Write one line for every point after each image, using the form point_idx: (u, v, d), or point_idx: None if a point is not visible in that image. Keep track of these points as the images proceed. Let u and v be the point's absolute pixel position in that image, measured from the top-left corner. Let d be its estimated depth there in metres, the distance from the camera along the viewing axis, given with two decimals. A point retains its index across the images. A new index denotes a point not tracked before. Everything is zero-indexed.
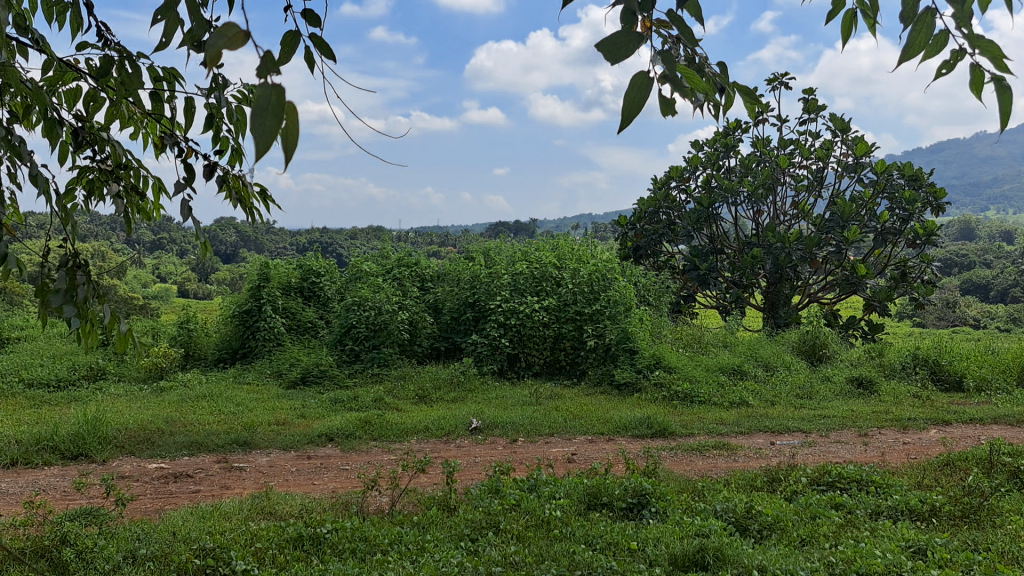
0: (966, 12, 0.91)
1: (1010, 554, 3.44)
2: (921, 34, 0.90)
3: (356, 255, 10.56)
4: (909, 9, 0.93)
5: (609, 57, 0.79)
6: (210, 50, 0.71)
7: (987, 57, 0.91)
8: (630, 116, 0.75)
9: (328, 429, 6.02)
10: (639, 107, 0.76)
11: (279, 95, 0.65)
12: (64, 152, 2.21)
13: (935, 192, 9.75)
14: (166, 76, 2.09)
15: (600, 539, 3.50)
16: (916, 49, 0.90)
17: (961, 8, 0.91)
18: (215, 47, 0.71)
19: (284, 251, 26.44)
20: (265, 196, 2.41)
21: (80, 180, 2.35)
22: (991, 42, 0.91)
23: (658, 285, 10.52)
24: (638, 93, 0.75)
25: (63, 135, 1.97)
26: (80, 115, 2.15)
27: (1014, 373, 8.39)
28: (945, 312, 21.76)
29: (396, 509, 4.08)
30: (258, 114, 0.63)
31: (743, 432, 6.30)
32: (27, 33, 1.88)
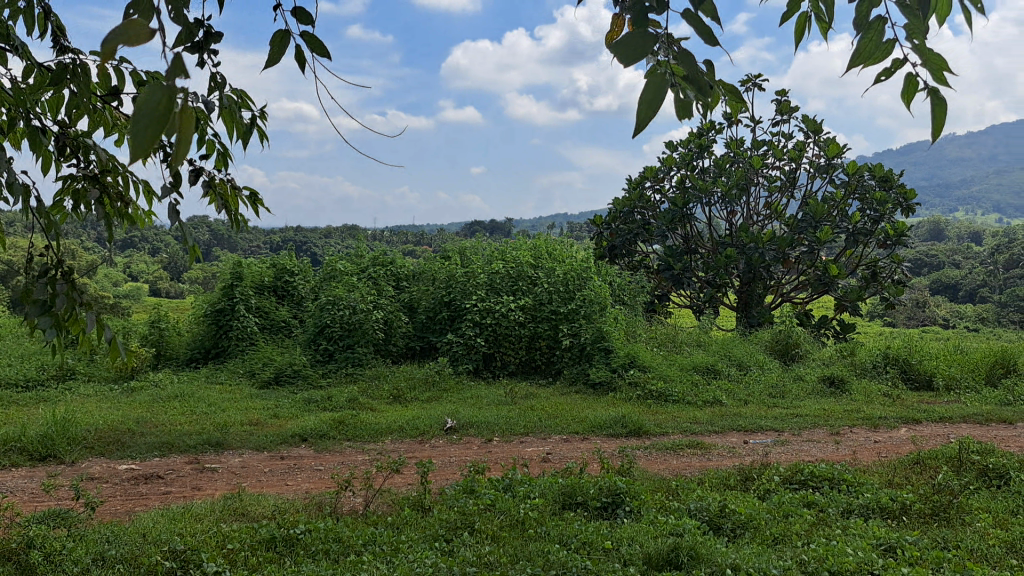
0: (921, 22, 0.91)
1: (979, 552, 3.48)
2: (871, 48, 0.90)
3: (331, 253, 10.50)
4: (861, 17, 0.93)
5: (622, 59, 0.77)
6: (105, 46, 0.68)
7: (928, 68, 0.91)
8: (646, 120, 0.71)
9: (301, 429, 5.98)
10: (655, 110, 0.72)
11: (168, 98, 0.63)
12: (46, 161, 2.19)
13: (905, 193, 9.87)
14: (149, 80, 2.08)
15: (575, 539, 3.51)
16: (863, 57, 0.90)
17: (915, 18, 0.91)
18: (111, 43, 0.68)
19: (258, 251, 26.26)
20: (251, 200, 2.39)
21: (66, 190, 2.33)
22: (937, 53, 0.90)
23: (633, 285, 10.56)
24: (654, 95, 0.71)
25: (46, 145, 1.95)
26: (61, 122, 2.12)
27: (982, 372, 8.51)
28: (916, 311, 22.01)
29: (370, 510, 4.05)
30: (137, 119, 0.61)
31: (717, 430, 6.33)
32: (8, 40, 1.85)
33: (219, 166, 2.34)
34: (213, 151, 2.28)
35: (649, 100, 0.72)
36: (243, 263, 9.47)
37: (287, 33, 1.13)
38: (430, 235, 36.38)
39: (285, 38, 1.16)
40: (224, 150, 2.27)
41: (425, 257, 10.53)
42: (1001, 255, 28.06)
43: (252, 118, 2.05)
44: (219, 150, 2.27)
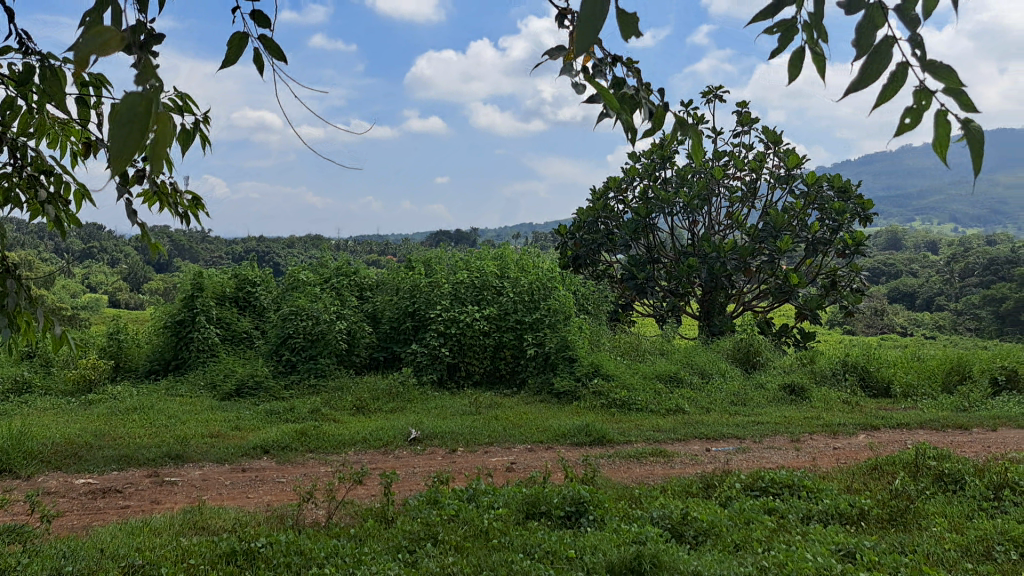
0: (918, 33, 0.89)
1: (935, 556, 3.56)
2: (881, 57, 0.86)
3: (294, 263, 10.43)
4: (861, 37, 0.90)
5: None
6: (84, 51, 0.68)
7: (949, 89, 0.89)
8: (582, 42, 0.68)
9: (263, 441, 5.93)
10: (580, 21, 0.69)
11: (146, 103, 0.62)
12: None
13: (863, 203, 10.06)
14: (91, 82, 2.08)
15: (539, 548, 3.53)
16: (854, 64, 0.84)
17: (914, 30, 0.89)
18: (89, 49, 0.68)
19: (220, 261, 26.03)
20: (194, 202, 2.39)
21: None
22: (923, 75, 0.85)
23: (596, 295, 10.64)
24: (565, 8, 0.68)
25: None
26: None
27: (938, 380, 8.68)
28: (874, 319, 22.45)
29: (332, 522, 4.03)
30: (121, 128, 0.60)
31: (680, 438, 6.39)
32: None
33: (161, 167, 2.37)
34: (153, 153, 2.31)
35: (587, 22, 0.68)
36: (204, 274, 9.38)
37: (243, 35, 1.18)
38: (395, 245, 36.39)
39: (241, 41, 1.19)
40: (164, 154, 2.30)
41: (389, 266, 10.51)
42: (956, 265, 28.75)
43: (195, 121, 2.08)
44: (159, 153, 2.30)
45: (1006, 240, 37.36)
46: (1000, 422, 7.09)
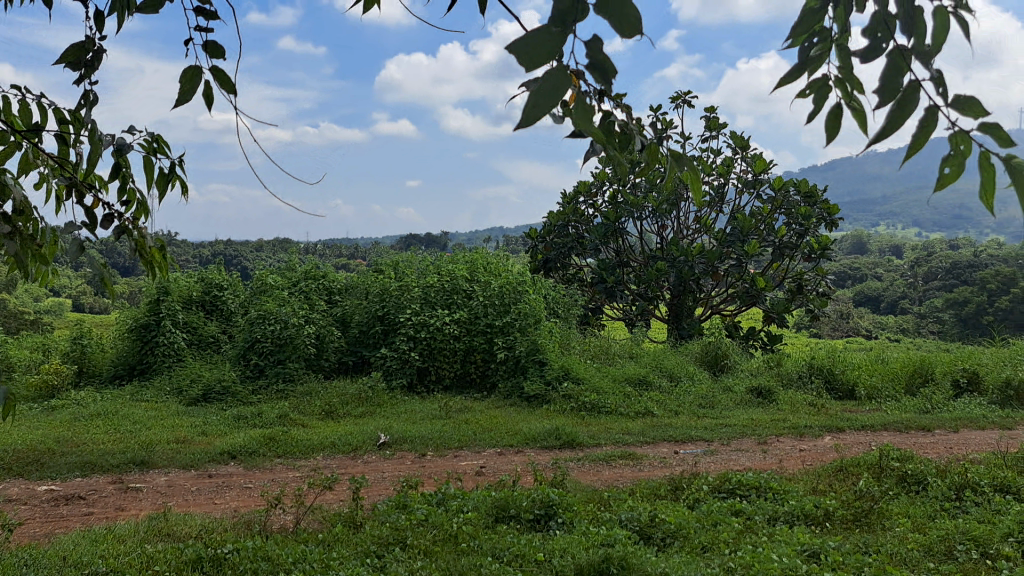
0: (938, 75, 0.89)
1: (899, 556, 3.61)
2: (907, 105, 0.84)
3: (261, 267, 10.34)
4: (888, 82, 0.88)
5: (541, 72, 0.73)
6: None
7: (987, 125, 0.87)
8: (532, 118, 0.72)
9: (230, 447, 5.88)
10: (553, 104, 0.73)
11: None
12: None
13: (829, 208, 10.20)
14: (70, 118, 2.12)
15: (507, 552, 3.53)
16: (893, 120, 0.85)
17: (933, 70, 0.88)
18: None
19: (187, 265, 25.77)
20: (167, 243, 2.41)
21: None
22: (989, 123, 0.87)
23: (566, 299, 10.69)
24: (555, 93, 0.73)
25: None
26: None
27: (902, 382, 8.81)
28: (840, 322, 22.76)
29: (300, 527, 4.01)
30: None
31: (648, 441, 6.44)
32: None
33: (137, 213, 2.39)
34: (131, 198, 2.33)
35: (538, 105, 0.72)
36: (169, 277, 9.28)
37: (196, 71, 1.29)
38: (366, 248, 36.25)
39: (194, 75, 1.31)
40: (142, 201, 2.32)
41: (357, 270, 10.46)
42: (919, 269, 29.25)
43: (171, 164, 2.12)
44: (137, 199, 2.32)
45: (967, 245, 38.01)
46: (961, 423, 7.22)
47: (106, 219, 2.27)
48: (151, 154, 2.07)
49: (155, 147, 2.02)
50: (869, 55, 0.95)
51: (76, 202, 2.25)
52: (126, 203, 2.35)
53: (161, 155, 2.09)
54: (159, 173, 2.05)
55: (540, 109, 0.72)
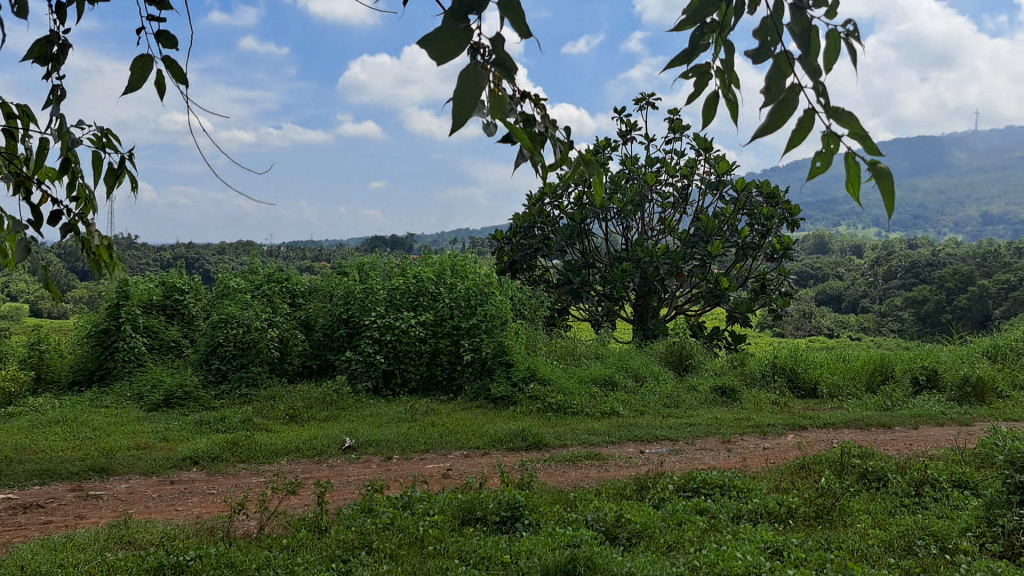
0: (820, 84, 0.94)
1: (863, 552, 3.65)
2: (786, 107, 0.90)
3: (223, 270, 10.20)
4: (771, 85, 0.94)
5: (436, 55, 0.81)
6: None
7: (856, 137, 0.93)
8: (461, 118, 0.79)
9: (192, 452, 5.79)
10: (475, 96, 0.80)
11: None
12: None
13: (790, 208, 10.35)
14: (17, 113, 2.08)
15: (473, 554, 3.50)
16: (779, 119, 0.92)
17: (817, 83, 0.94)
18: None
19: (146, 267, 25.37)
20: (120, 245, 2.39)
21: None
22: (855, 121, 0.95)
23: (533, 300, 10.70)
24: (468, 88, 0.80)
25: None
26: None
27: (863, 380, 8.94)
28: (803, 321, 23.04)
29: (263, 533, 3.95)
30: None
31: (614, 441, 6.45)
32: None
33: (85, 210, 2.33)
34: (80, 195, 2.28)
35: (463, 104, 0.79)
36: (128, 280, 9.13)
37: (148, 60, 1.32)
38: (331, 250, 36.01)
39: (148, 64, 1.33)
40: (91, 199, 2.27)
41: (321, 272, 10.36)
42: (879, 268, 29.71)
43: (121, 160, 2.09)
44: (86, 196, 2.27)
45: (925, 245, 38.70)
46: (921, 420, 7.32)
47: (54, 216, 2.22)
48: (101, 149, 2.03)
49: (102, 144, 1.99)
50: (760, 55, 1.01)
51: (22, 198, 2.19)
52: (75, 200, 2.30)
53: (109, 151, 2.05)
54: (106, 169, 2.01)
55: (468, 106, 0.79)
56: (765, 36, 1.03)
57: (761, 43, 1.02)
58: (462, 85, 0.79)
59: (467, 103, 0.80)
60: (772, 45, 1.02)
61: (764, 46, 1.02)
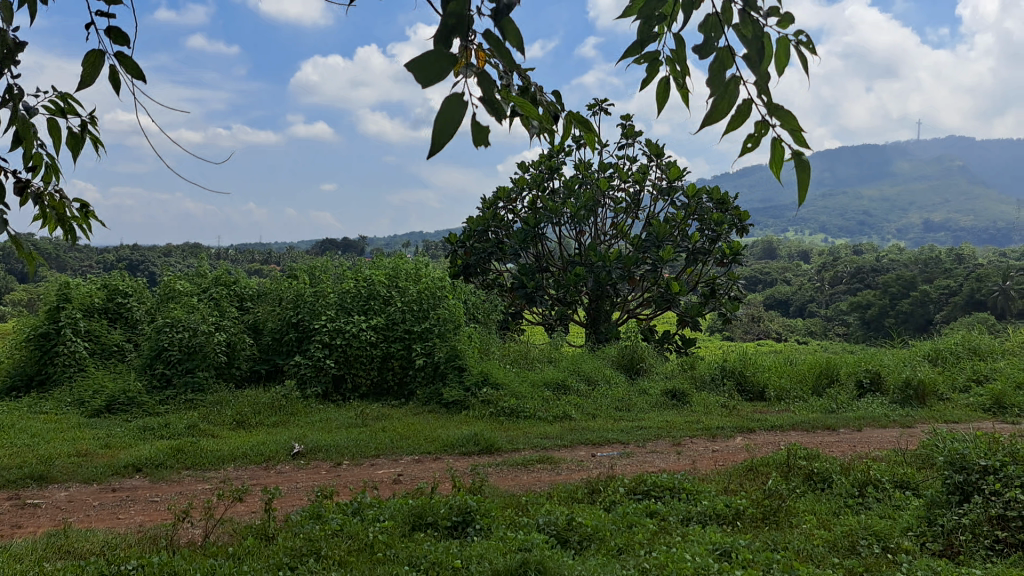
0: (766, 79, 1.05)
1: (805, 552, 3.79)
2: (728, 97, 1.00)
3: (170, 273, 10.09)
4: (715, 78, 1.04)
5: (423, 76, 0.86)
6: None
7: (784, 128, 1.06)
8: (441, 139, 0.83)
9: (135, 459, 5.74)
10: (451, 130, 0.84)
11: None
12: None
13: (740, 214, 10.61)
14: None
15: (425, 560, 3.57)
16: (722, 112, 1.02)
17: (759, 75, 1.05)
18: None
19: (92, 271, 24.87)
20: (84, 210, 2.44)
21: None
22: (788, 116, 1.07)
23: (486, 304, 10.78)
24: (452, 111, 0.84)
25: None
26: None
27: (809, 383, 9.19)
28: (750, 325, 23.49)
29: (210, 541, 3.96)
30: None
31: (566, 445, 6.56)
32: None
33: (46, 178, 2.33)
34: (39, 163, 2.27)
35: (445, 122, 0.84)
36: (70, 284, 8.98)
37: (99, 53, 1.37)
38: (280, 252, 35.66)
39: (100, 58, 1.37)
40: (51, 164, 2.28)
41: (271, 276, 10.30)
42: (826, 273, 30.39)
43: (81, 124, 2.12)
44: (46, 163, 2.27)
45: (871, 250, 39.79)
46: (863, 422, 7.57)
47: (16, 186, 2.21)
48: (61, 114, 2.05)
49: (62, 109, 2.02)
50: (705, 51, 1.11)
51: None
52: (34, 169, 2.29)
53: (71, 114, 2.07)
54: (68, 133, 2.03)
55: (449, 126, 0.84)
56: (708, 33, 1.12)
57: (706, 39, 1.11)
58: (443, 110, 0.83)
59: (450, 122, 0.84)
60: (716, 40, 1.12)
61: (709, 41, 1.11)
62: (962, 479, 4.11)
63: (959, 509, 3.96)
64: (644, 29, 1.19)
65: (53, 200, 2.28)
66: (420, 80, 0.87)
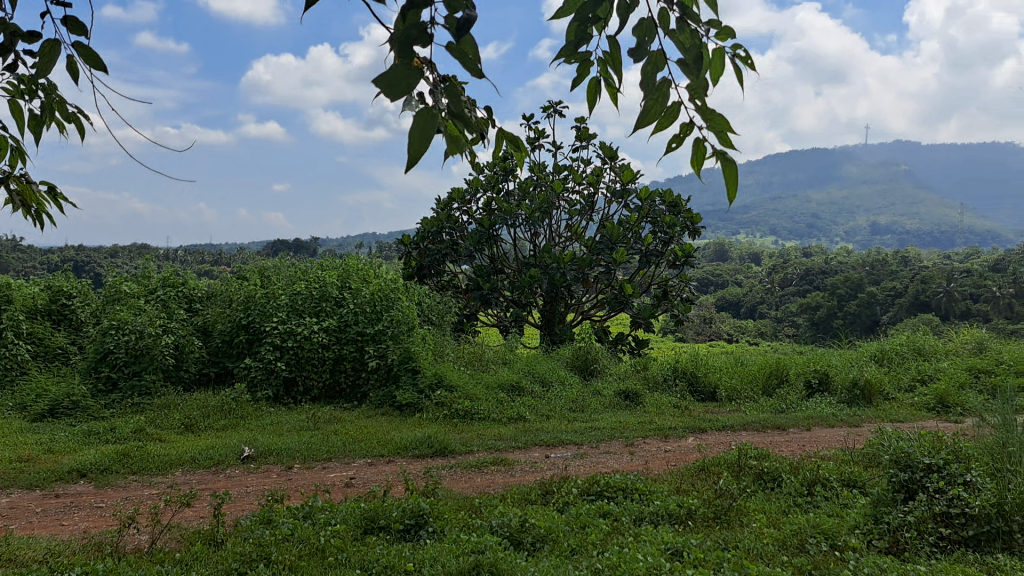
0: (700, 84, 1.08)
1: (755, 551, 3.80)
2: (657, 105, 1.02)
3: (116, 274, 9.83)
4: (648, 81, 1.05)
5: (388, 91, 0.87)
6: None
7: (711, 130, 1.09)
8: (417, 151, 0.83)
9: (80, 464, 5.57)
10: (427, 139, 0.85)
11: None
12: None
13: (691, 217, 10.70)
14: None
15: (377, 563, 3.50)
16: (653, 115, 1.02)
17: (695, 80, 1.06)
18: None
19: (35, 271, 24.22)
20: (52, 193, 2.36)
21: None
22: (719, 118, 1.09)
23: (440, 306, 10.72)
24: (425, 127, 0.85)
25: None
26: None
27: (760, 384, 9.29)
28: (702, 326, 23.71)
29: (156, 547, 3.84)
30: None
31: (520, 446, 6.53)
32: None
33: (10, 162, 2.24)
34: (2, 147, 2.18)
35: (419, 136, 0.85)
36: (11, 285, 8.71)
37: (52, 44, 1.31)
38: (231, 253, 35.09)
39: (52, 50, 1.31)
40: (13, 147, 2.19)
41: (220, 277, 10.09)
42: (776, 276, 30.82)
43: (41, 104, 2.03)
44: (10, 148, 2.18)
45: (820, 253, 40.51)
46: (812, 422, 7.67)
47: None
48: (19, 94, 1.97)
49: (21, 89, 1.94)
50: (637, 53, 1.10)
51: None
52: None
53: (29, 96, 1.99)
54: (29, 115, 1.95)
55: (424, 139, 0.85)
56: (642, 35, 1.11)
57: (639, 42, 1.10)
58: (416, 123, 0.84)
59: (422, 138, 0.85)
60: (650, 44, 1.10)
61: (642, 45, 1.10)
62: (908, 476, 4.15)
63: (906, 506, 4.01)
64: (580, 29, 1.18)
65: (21, 185, 2.19)
66: (388, 94, 0.88)
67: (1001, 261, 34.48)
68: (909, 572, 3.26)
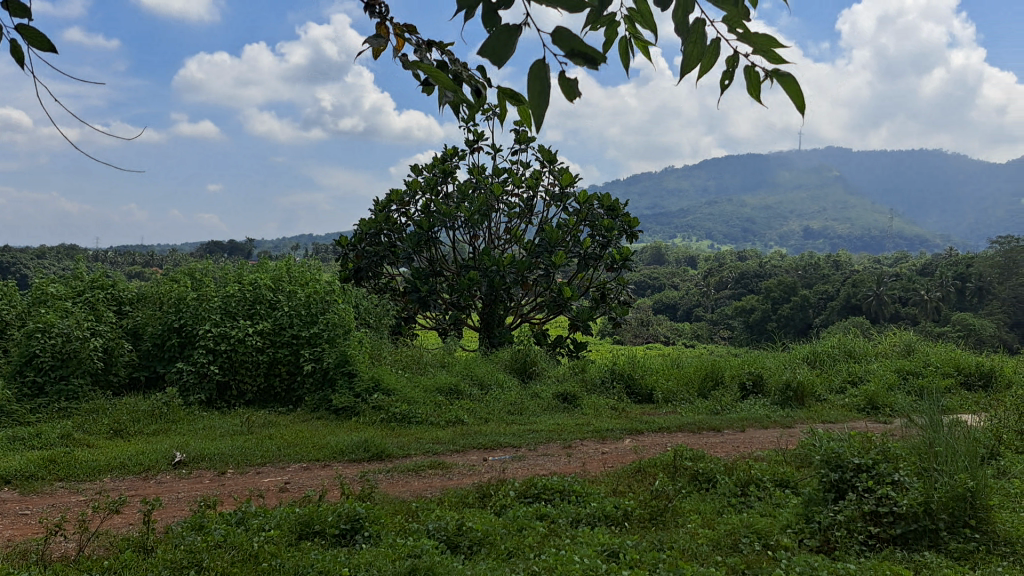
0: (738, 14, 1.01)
1: (690, 551, 3.77)
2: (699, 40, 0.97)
3: (41, 274, 9.40)
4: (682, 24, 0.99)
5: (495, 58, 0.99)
6: None
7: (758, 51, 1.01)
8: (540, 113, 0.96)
9: (3, 471, 5.27)
10: (545, 96, 0.97)
11: None
12: None
13: (629, 220, 10.73)
14: None
15: (312, 569, 3.37)
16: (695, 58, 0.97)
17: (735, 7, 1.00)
18: None
19: None
20: None
21: None
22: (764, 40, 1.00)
23: (377, 309, 10.54)
24: (539, 96, 0.97)
25: None
26: None
27: (695, 386, 9.34)
28: (640, 329, 23.93)
29: (83, 554, 3.64)
30: None
31: (457, 450, 6.43)
32: None
33: None
34: None
35: (537, 97, 0.96)
36: None
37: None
38: (160, 254, 34.11)
39: None
40: None
41: (150, 278, 9.74)
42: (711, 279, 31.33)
43: None
44: None
45: (754, 256, 41.38)
46: (746, 423, 7.73)
47: None
48: None
49: None
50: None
51: None
52: None
53: None
54: None
55: (541, 99, 0.97)
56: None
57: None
58: (533, 86, 0.96)
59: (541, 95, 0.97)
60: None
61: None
62: (838, 476, 4.17)
63: (836, 506, 4.01)
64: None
65: None
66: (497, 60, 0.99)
67: (926, 265, 35.51)
68: (840, 570, 3.24)
